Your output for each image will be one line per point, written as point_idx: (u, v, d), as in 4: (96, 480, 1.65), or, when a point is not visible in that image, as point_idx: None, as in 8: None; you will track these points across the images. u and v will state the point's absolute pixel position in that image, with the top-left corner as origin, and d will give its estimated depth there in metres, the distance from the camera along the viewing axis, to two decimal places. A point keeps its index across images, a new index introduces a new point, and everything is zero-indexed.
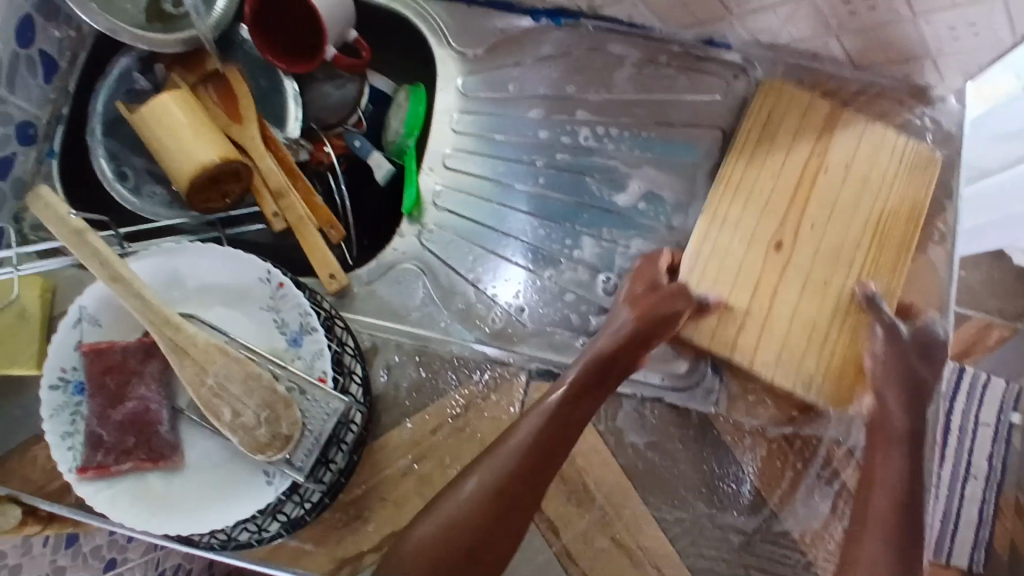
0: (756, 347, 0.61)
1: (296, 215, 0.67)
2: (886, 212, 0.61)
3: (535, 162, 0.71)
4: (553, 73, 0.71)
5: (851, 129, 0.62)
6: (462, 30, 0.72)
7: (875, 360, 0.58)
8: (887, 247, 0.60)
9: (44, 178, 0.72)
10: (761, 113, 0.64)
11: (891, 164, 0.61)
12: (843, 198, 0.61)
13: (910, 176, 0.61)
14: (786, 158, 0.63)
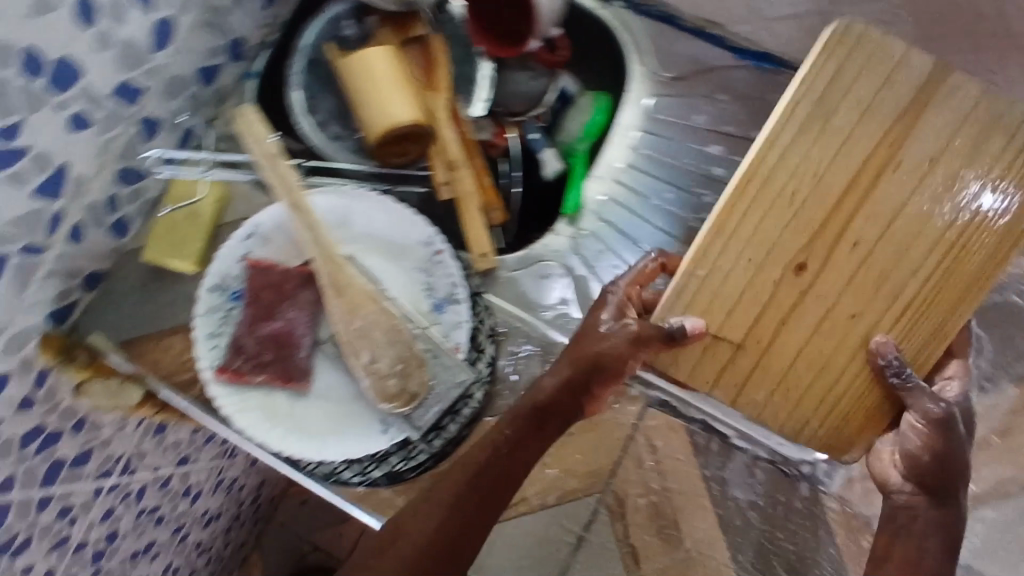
0: (743, 385, 0.54)
1: (464, 189, 0.69)
2: (969, 218, 0.49)
3: (701, 197, 0.71)
4: (740, 114, 0.71)
5: (948, 100, 0.48)
6: (661, 52, 0.72)
7: (910, 420, 0.53)
8: (948, 283, 0.50)
9: (239, 95, 0.75)
10: (823, 68, 0.48)
11: (1003, 155, 0.48)
12: (901, 216, 0.49)
13: (1010, 192, 0.48)
14: (856, 134, 0.49)
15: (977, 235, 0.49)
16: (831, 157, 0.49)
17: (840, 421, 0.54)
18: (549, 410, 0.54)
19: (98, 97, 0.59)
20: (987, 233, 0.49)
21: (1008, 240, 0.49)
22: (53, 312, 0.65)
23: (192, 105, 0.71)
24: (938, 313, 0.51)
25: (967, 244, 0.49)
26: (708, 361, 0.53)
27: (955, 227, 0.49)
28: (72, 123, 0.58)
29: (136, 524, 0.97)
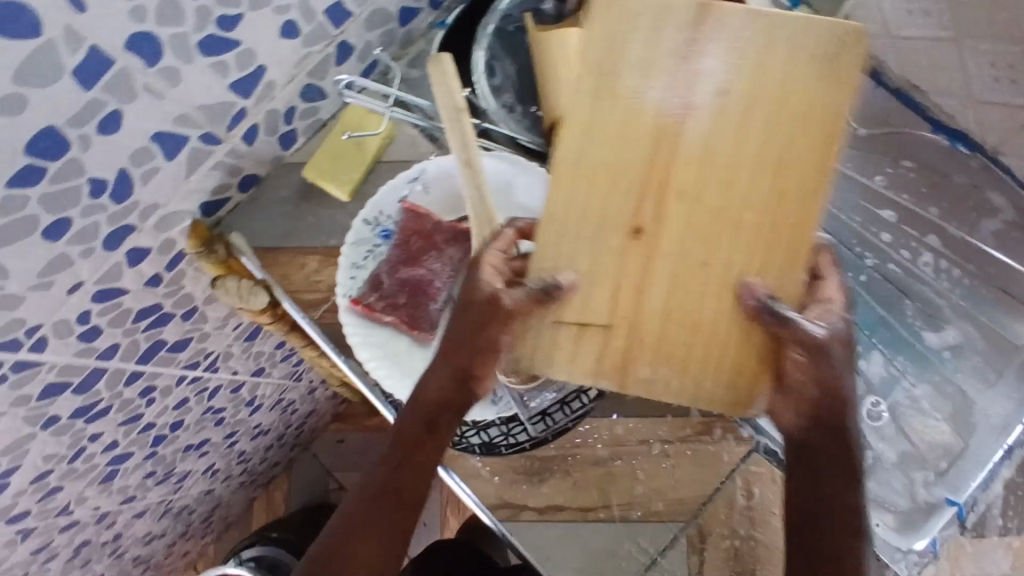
0: (641, 375, 0.50)
1: None
2: (786, 131, 0.46)
3: (864, 258, 0.68)
4: (920, 188, 0.70)
5: (729, 19, 0.45)
6: (857, 106, 0.71)
7: (791, 365, 0.48)
8: (795, 216, 0.47)
9: (427, 41, 0.77)
10: (599, 24, 0.46)
11: (792, 78, 0.45)
12: (725, 154, 0.47)
13: (822, 80, 0.45)
14: (634, 120, 0.47)
15: (802, 133, 0.46)
16: (615, 109, 0.47)
17: (736, 377, 0.50)
18: (444, 402, 0.55)
19: (311, 10, 0.62)
20: (813, 111, 0.46)
21: (833, 131, 0.46)
22: (206, 203, 0.70)
23: (384, 40, 0.73)
24: (779, 261, 0.47)
25: (787, 175, 0.47)
26: (466, 315, 0.53)
27: (759, 136, 0.46)
28: (283, 28, 0.61)
29: (199, 420, 0.99)
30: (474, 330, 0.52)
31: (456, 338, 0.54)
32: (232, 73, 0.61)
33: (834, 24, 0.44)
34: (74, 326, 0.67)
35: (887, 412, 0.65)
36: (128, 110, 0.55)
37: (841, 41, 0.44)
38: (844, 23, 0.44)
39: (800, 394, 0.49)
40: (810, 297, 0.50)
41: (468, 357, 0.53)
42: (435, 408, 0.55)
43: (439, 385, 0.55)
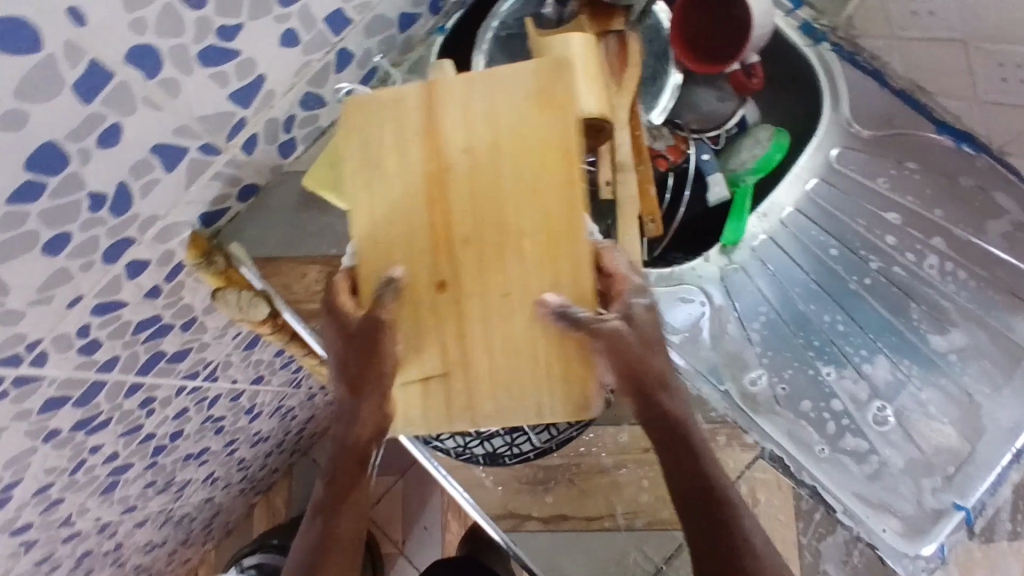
0: (483, 407, 0.55)
1: (627, 192, 0.68)
2: (535, 166, 0.52)
3: (868, 262, 0.70)
4: (924, 189, 0.70)
5: (448, 94, 0.53)
6: (861, 108, 0.70)
7: (600, 363, 0.53)
8: (556, 222, 0.52)
9: (427, 46, 0.77)
10: (359, 131, 0.55)
11: (516, 115, 0.52)
12: (481, 185, 0.53)
13: (534, 108, 0.52)
14: (402, 155, 0.54)
15: (551, 168, 0.52)
16: (390, 178, 0.54)
17: (567, 384, 0.54)
18: (364, 435, 0.57)
19: (310, 18, 0.62)
20: (549, 140, 0.52)
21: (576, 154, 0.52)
22: (205, 214, 0.69)
23: (384, 47, 0.72)
24: (566, 268, 0.52)
25: (546, 201, 0.52)
26: (340, 357, 0.57)
27: (530, 183, 0.52)
28: (282, 37, 0.61)
29: (199, 428, 0.99)
30: (346, 369, 0.57)
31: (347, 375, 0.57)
32: (233, 84, 0.60)
33: (537, 64, 0.52)
34: (74, 340, 0.67)
35: (892, 415, 0.65)
36: (128, 122, 0.55)
37: (546, 75, 0.52)
38: (540, 60, 0.52)
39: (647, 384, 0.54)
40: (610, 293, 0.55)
41: (367, 407, 0.56)
42: (354, 443, 0.57)
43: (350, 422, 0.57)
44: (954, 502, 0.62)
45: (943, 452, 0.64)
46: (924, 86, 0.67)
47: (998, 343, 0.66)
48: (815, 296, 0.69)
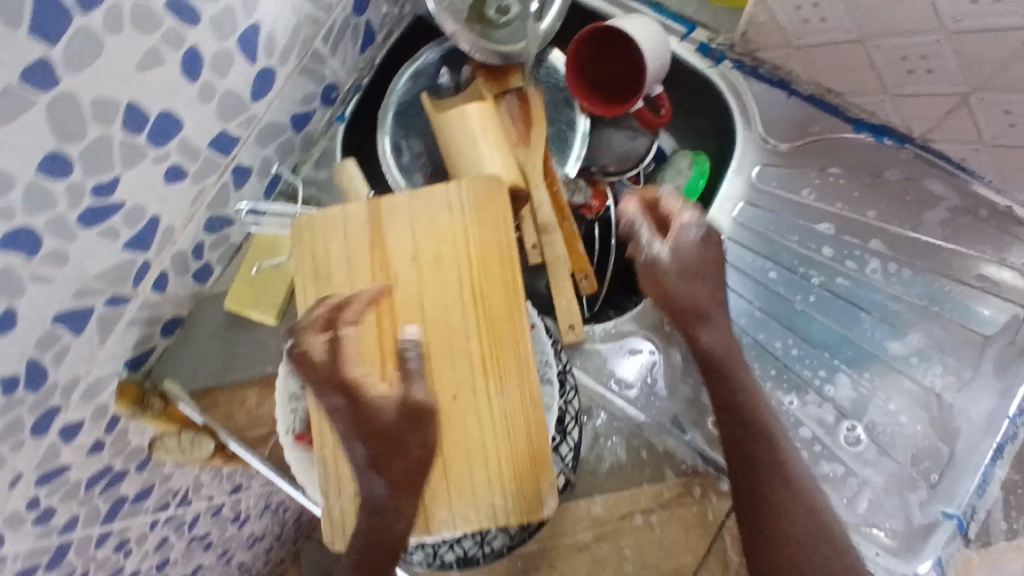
0: (435, 512, 0.56)
1: (555, 253, 0.67)
2: (477, 272, 0.58)
3: (810, 279, 0.66)
4: (854, 190, 0.67)
5: (391, 214, 0.59)
6: (775, 120, 0.68)
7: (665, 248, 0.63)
8: (502, 322, 0.57)
9: (329, 138, 0.74)
10: (309, 255, 0.60)
11: (456, 226, 0.59)
12: (427, 296, 0.58)
13: (473, 218, 0.58)
14: (351, 273, 0.59)
15: (489, 273, 0.58)
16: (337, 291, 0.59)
17: (517, 479, 0.55)
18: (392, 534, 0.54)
19: (193, 148, 0.59)
20: (489, 245, 0.58)
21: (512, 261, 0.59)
22: (131, 361, 0.67)
23: (282, 150, 0.70)
24: (512, 367, 0.57)
25: (490, 303, 0.58)
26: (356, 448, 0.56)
27: (472, 287, 0.58)
28: (167, 175, 0.59)
29: (187, 550, 0.96)
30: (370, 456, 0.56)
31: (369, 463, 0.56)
32: (125, 234, 0.58)
33: (474, 180, 0.59)
34: (25, 515, 0.64)
35: (865, 433, 0.63)
36: (20, 304, 0.53)
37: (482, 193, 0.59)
38: (475, 177, 0.59)
39: (688, 328, 0.62)
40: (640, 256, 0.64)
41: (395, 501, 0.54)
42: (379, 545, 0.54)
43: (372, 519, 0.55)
44: (943, 512, 0.61)
45: (922, 454, 0.62)
46: (832, 88, 0.65)
47: (955, 332, 0.64)
48: (762, 325, 0.65)
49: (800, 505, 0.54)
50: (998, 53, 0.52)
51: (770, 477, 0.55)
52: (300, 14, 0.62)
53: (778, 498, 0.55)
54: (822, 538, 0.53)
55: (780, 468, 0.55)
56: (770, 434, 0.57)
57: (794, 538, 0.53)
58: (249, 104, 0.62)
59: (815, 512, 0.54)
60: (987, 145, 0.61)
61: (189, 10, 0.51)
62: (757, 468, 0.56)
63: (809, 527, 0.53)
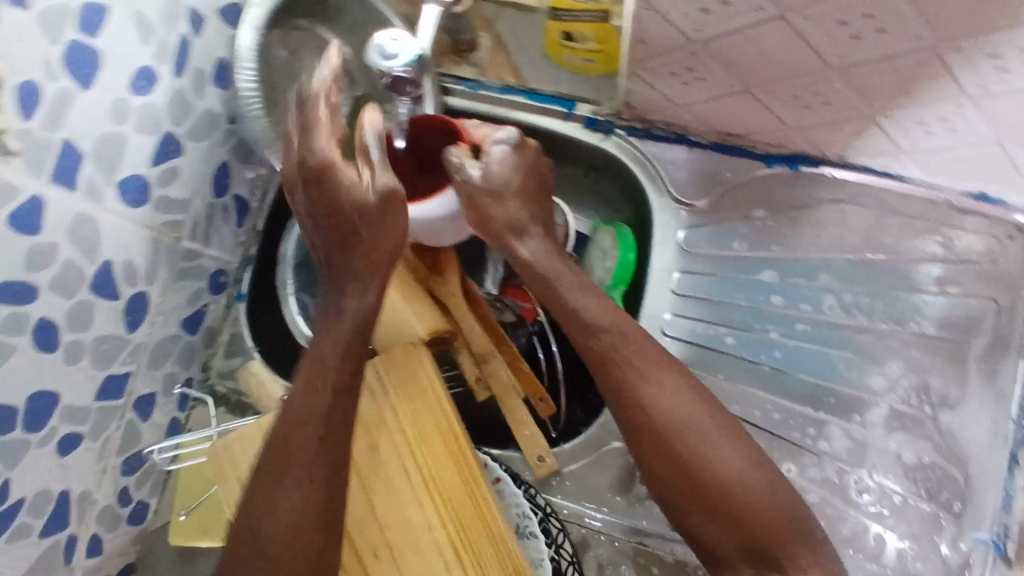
0: None
1: (501, 383, 0.62)
2: (421, 454, 0.53)
3: (769, 334, 0.63)
4: (785, 230, 0.63)
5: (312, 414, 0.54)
6: (684, 180, 0.66)
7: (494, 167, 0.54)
8: (461, 500, 0.52)
9: (232, 322, 0.68)
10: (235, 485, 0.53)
11: (384, 410, 0.54)
12: (375, 493, 0.52)
13: (401, 392, 0.54)
14: None
15: (438, 455, 0.53)
16: None
17: None
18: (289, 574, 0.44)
19: (80, 408, 0.54)
20: (425, 420, 0.54)
21: (453, 431, 0.53)
22: None
23: (184, 358, 0.64)
24: (486, 546, 0.50)
25: (443, 483, 0.52)
26: (309, 448, 0.47)
27: (420, 471, 0.52)
28: (60, 447, 0.53)
29: None
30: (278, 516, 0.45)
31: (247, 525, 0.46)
32: (38, 524, 0.52)
33: (390, 354, 0.55)
34: None
35: (875, 481, 0.59)
36: None
37: (397, 360, 0.55)
38: (390, 348, 0.56)
39: (506, 243, 0.56)
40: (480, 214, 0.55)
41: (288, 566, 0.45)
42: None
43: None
44: (973, 538, 0.56)
45: (938, 484, 0.58)
46: (731, 131, 0.62)
47: (933, 349, 0.59)
48: (736, 396, 0.62)
49: (662, 415, 0.50)
50: (893, 76, 0.48)
51: (631, 402, 0.51)
52: (153, 226, 0.56)
53: (654, 423, 0.50)
54: (691, 441, 0.50)
55: (633, 395, 0.51)
56: (621, 348, 0.52)
57: (673, 455, 0.50)
58: (127, 336, 0.57)
59: (694, 405, 0.51)
60: (907, 151, 0.56)
61: (19, 287, 0.46)
62: (616, 389, 0.52)
63: (681, 432, 0.50)
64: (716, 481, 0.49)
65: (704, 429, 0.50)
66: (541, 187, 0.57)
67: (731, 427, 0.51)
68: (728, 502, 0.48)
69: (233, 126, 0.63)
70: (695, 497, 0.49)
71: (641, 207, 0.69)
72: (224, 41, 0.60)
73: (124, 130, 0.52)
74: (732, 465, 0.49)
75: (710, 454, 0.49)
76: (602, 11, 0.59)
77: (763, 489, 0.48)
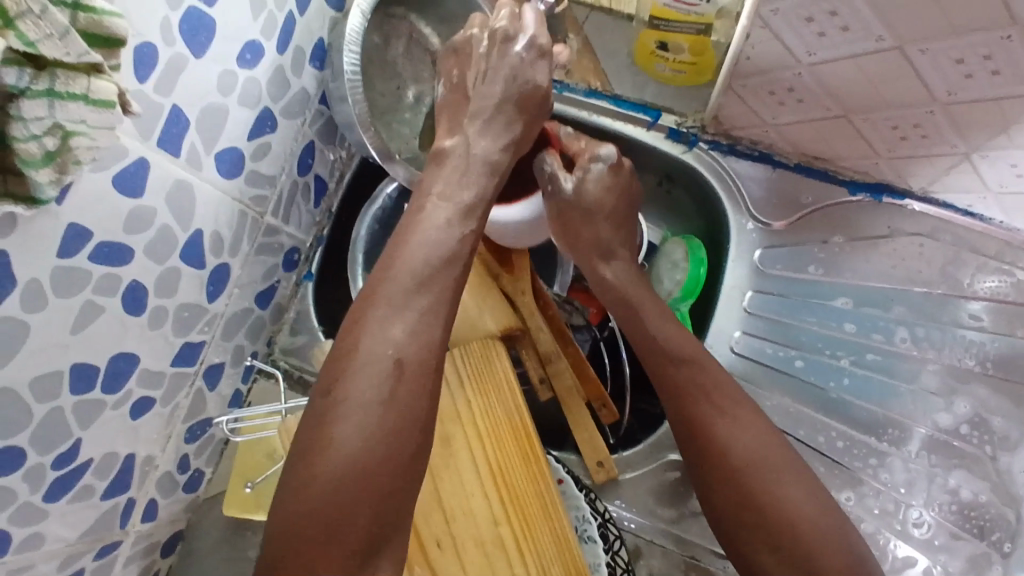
0: None
1: (565, 384, 0.62)
2: (492, 451, 0.53)
3: (838, 360, 0.63)
4: (865, 259, 0.63)
5: None
6: (764, 199, 0.66)
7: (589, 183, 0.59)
8: (528, 499, 0.52)
9: (299, 301, 0.69)
10: None
11: (458, 402, 0.54)
12: (442, 483, 0.52)
13: (478, 386, 0.54)
14: None
15: (506, 451, 0.53)
16: None
17: None
18: (393, 452, 0.42)
19: (155, 374, 0.54)
20: (499, 418, 0.54)
21: (526, 431, 0.54)
22: None
23: (253, 332, 0.64)
24: (547, 544, 0.51)
25: (511, 480, 0.52)
26: (433, 330, 0.46)
27: (490, 468, 0.52)
28: (133, 411, 0.53)
29: None
30: (392, 391, 0.43)
31: (348, 391, 0.43)
32: (101, 485, 0.52)
33: (468, 347, 0.55)
34: None
35: (931, 516, 0.59)
36: None
37: (476, 357, 0.55)
38: (468, 342, 0.56)
39: (593, 263, 0.60)
40: (565, 222, 0.59)
41: (396, 441, 0.43)
42: (369, 478, 0.42)
43: (358, 460, 0.42)
44: None
45: (991, 524, 0.58)
46: (818, 155, 0.61)
47: (999, 388, 0.59)
48: (800, 420, 0.63)
49: (732, 447, 0.50)
50: (999, 119, 0.48)
51: (703, 430, 0.51)
52: (241, 199, 0.56)
53: (724, 453, 0.50)
54: (761, 475, 0.49)
55: (704, 423, 0.51)
56: (698, 381, 0.53)
57: (740, 486, 0.49)
58: (206, 306, 0.57)
59: (766, 438, 0.51)
60: (994, 192, 0.55)
61: (117, 250, 0.46)
62: (691, 422, 0.52)
63: (752, 463, 0.49)
64: (789, 525, 0.47)
65: (778, 471, 0.49)
66: (630, 214, 0.62)
67: (802, 468, 0.50)
68: (797, 547, 0.47)
69: (323, 107, 0.63)
70: (763, 540, 0.48)
71: (717, 222, 0.69)
72: (325, 22, 0.60)
73: (227, 102, 0.52)
74: (805, 510, 0.48)
75: (779, 491, 0.48)
76: (704, 24, 0.59)
77: (830, 530, 0.47)
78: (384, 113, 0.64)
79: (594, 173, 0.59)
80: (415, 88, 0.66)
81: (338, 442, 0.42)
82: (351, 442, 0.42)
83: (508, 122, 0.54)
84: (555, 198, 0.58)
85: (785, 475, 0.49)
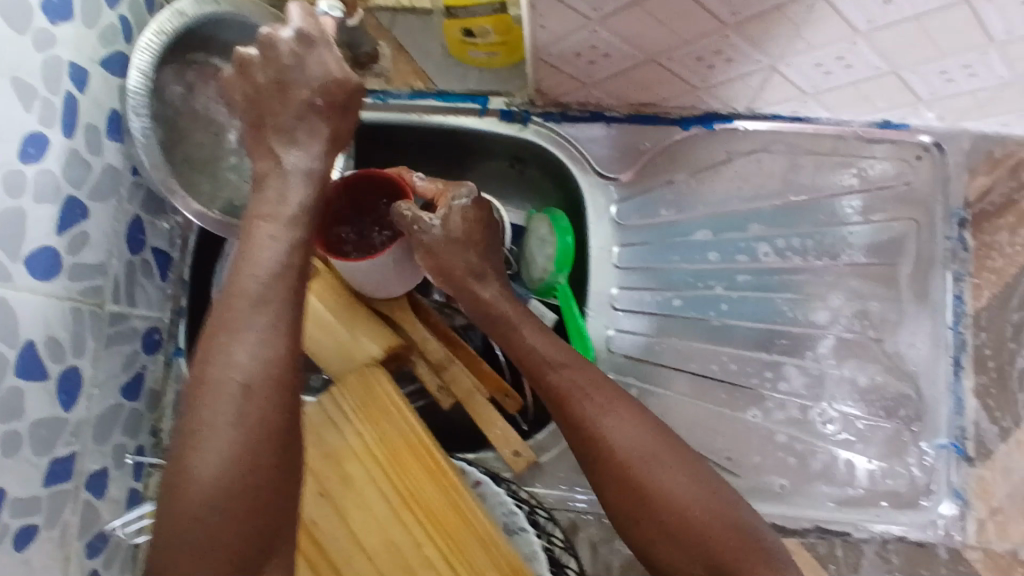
0: None
1: (464, 387, 0.60)
2: (397, 479, 0.50)
3: (713, 289, 0.64)
4: (712, 186, 0.65)
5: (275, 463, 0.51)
6: (608, 156, 0.66)
7: (462, 221, 0.57)
8: (444, 514, 0.50)
9: (175, 381, 0.66)
10: None
11: (352, 440, 0.51)
12: (359, 528, 0.49)
13: (366, 417, 0.52)
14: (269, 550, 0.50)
15: (411, 475, 0.51)
16: None
17: None
18: (257, 471, 0.40)
19: (30, 500, 0.51)
20: (395, 443, 0.51)
21: (426, 447, 0.51)
22: None
23: (131, 426, 0.62)
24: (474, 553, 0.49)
25: (423, 500, 0.50)
26: (278, 342, 0.42)
27: (399, 497, 0.50)
28: (16, 544, 0.49)
29: None
30: (243, 411, 0.40)
31: (199, 422, 0.40)
32: None
33: (347, 383, 0.53)
34: None
35: (838, 411, 0.62)
36: None
37: (356, 390, 0.53)
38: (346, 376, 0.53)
39: (468, 287, 0.58)
40: (436, 262, 0.56)
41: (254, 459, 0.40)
42: (238, 497, 0.39)
43: (218, 484, 0.39)
44: (935, 445, 0.61)
45: (894, 402, 0.62)
46: (645, 102, 0.63)
47: (868, 274, 0.63)
48: (692, 356, 0.64)
49: (620, 446, 0.51)
50: (786, 25, 0.49)
51: (590, 433, 0.52)
52: (72, 297, 0.54)
53: (613, 453, 0.51)
54: (648, 469, 0.50)
55: (591, 424, 0.52)
56: (579, 381, 0.54)
57: (630, 483, 0.50)
58: (65, 416, 0.54)
59: (651, 430, 0.52)
60: (811, 94, 0.58)
61: None
62: (574, 425, 0.52)
63: (639, 458, 0.50)
64: (675, 509, 0.49)
65: (664, 458, 0.50)
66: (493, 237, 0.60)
67: (687, 454, 0.51)
68: (688, 532, 0.48)
69: (138, 178, 0.60)
70: (658, 531, 0.49)
71: (570, 192, 0.70)
72: (113, 92, 0.57)
73: (22, 203, 0.49)
74: (690, 495, 0.49)
75: (667, 482, 0.49)
76: (499, 3, 0.59)
77: (718, 510, 0.49)
78: (204, 163, 0.61)
79: (458, 210, 0.57)
80: (233, 132, 0.64)
81: (192, 475, 0.39)
82: (210, 469, 0.39)
83: (323, 117, 0.49)
84: (424, 243, 0.56)
85: (671, 462, 0.50)
